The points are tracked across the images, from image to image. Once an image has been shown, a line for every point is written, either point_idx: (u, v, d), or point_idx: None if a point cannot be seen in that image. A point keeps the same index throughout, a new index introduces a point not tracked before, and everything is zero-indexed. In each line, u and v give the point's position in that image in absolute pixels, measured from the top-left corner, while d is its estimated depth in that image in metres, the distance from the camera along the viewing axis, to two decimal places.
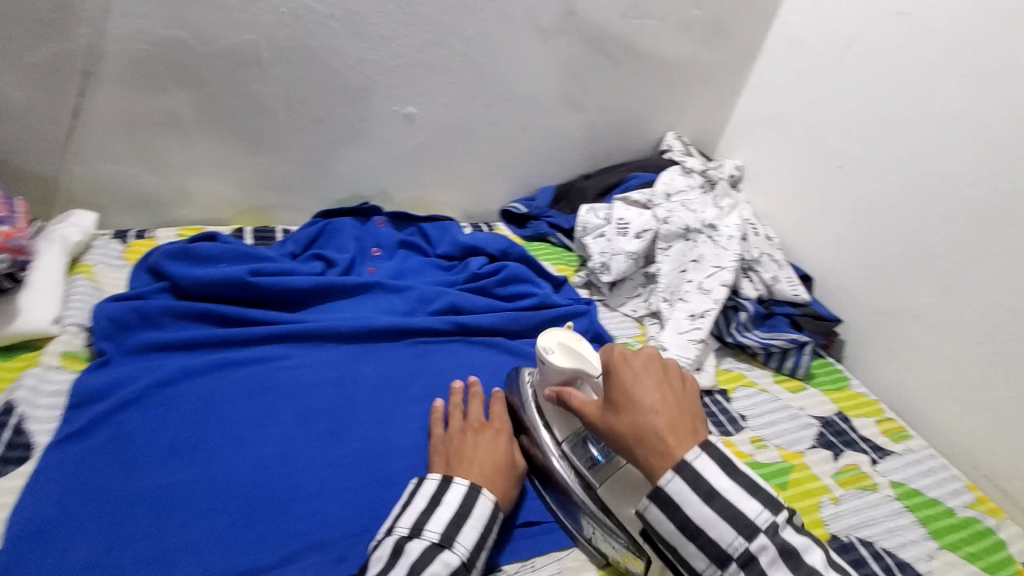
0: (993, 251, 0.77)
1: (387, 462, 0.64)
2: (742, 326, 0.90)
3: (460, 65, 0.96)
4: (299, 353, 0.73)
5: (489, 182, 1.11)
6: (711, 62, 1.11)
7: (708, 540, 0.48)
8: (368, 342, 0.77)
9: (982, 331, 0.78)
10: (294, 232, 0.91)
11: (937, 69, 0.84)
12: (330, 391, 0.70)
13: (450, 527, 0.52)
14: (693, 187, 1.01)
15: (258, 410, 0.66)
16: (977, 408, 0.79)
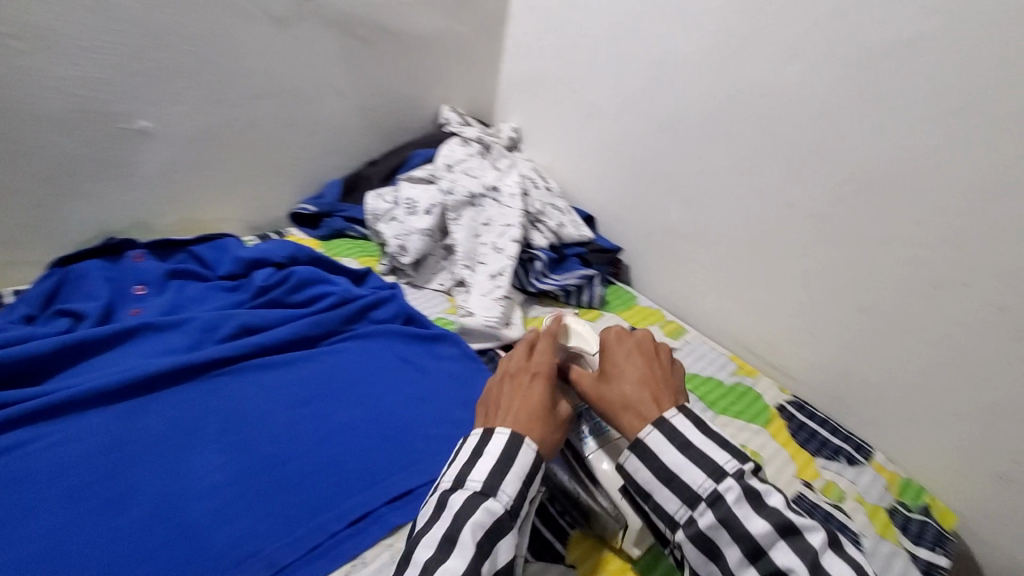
0: (706, 165, 0.92)
1: (186, 510, 0.57)
2: (540, 274, 0.97)
3: (192, 66, 0.86)
4: (54, 430, 0.62)
5: (267, 187, 1.04)
6: (465, 32, 1.15)
7: (681, 483, 0.52)
8: (145, 392, 0.68)
9: (715, 231, 0.94)
10: (21, 292, 0.76)
11: (640, 17, 0.96)
12: (103, 455, 0.61)
13: (493, 475, 0.52)
14: (472, 155, 1.05)
15: (6, 509, 0.55)
16: (725, 295, 0.95)
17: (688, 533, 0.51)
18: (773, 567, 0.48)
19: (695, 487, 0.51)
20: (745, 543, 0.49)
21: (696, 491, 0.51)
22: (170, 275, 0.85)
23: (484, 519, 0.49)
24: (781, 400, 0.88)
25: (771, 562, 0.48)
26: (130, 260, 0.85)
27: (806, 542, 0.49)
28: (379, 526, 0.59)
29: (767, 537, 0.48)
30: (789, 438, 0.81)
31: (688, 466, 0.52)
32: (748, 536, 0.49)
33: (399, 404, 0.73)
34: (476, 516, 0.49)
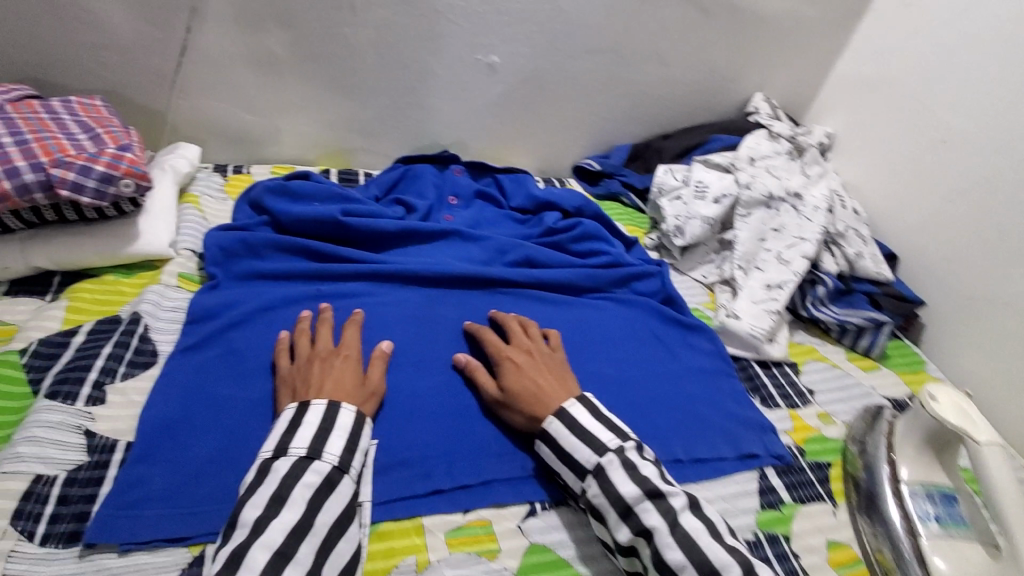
0: None
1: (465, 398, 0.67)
2: (819, 301, 0.88)
3: (548, 14, 0.93)
4: (383, 292, 0.76)
5: (566, 138, 1.10)
6: (813, 20, 1.04)
7: (575, 459, 0.57)
8: (447, 287, 0.79)
9: None
10: (376, 176, 0.94)
11: None
12: (413, 328, 0.73)
13: (314, 440, 0.53)
14: (779, 153, 0.98)
15: (348, 340, 0.70)
16: None
17: (585, 502, 0.56)
18: (641, 526, 0.52)
19: (584, 461, 0.56)
20: (618, 504, 0.54)
21: (585, 465, 0.56)
22: (476, 194, 0.97)
23: (314, 481, 0.50)
24: None
25: (641, 524, 0.52)
26: (451, 172, 0.98)
27: (670, 504, 0.53)
28: None
29: (637, 502, 0.53)
30: None
31: (579, 446, 0.57)
32: (620, 498, 0.53)
33: (648, 378, 0.73)
34: (304, 477, 0.50)
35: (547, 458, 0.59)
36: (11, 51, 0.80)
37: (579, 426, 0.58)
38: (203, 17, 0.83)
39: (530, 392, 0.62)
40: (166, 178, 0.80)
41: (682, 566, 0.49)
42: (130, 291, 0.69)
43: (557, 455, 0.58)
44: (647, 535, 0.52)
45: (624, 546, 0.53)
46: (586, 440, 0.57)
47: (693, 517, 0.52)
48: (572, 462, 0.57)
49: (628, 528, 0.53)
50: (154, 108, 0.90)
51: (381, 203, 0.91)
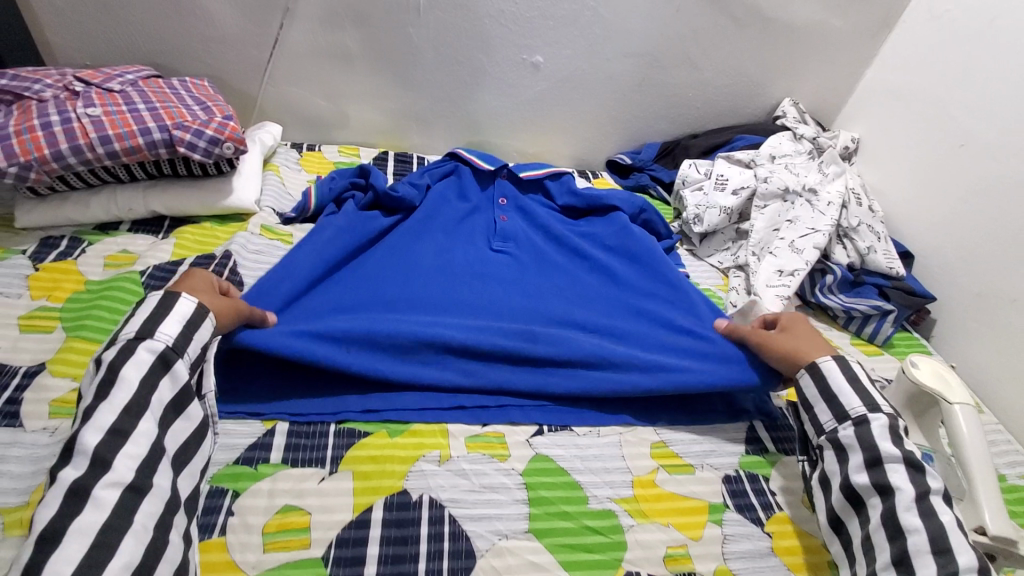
0: None
1: (490, 369, 0.70)
2: (827, 289, 0.94)
3: (589, 20, 1.03)
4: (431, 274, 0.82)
5: (601, 133, 1.20)
6: (843, 30, 1.11)
7: (838, 402, 0.64)
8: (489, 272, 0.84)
9: None
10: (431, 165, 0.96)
11: None
12: (453, 299, 0.78)
13: (147, 322, 0.55)
14: (800, 153, 1.04)
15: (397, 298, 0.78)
16: None
17: (828, 437, 0.64)
18: (884, 480, 0.58)
19: (851, 408, 0.63)
20: (868, 452, 0.60)
21: (849, 410, 0.63)
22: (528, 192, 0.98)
23: (149, 356, 0.53)
24: None
25: (886, 479, 0.58)
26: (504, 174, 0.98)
27: (925, 481, 0.57)
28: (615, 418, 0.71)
29: (891, 460, 0.58)
30: None
31: (849, 394, 0.64)
32: (875, 453, 0.59)
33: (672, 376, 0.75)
34: (138, 355, 0.53)
35: (807, 390, 0.67)
36: (144, 41, 0.99)
37: (859, 380, 0.64)
38: (294, 16, 0.99)
39: (789, 350, 0.69)
40: (256, 149, 0.95)
41: (917, 529, 0.55)
42: (222, 236, 0.84)
43: (820, 391, 0.66)
44: (885, 489, 0.58)
45: (856, 489, 0.60)
46: (864, 397, 0.63)
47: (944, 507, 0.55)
48: (834, 401, 0.64)
49: (870, 475, 0.59)
50: (247, 92, 1.07)
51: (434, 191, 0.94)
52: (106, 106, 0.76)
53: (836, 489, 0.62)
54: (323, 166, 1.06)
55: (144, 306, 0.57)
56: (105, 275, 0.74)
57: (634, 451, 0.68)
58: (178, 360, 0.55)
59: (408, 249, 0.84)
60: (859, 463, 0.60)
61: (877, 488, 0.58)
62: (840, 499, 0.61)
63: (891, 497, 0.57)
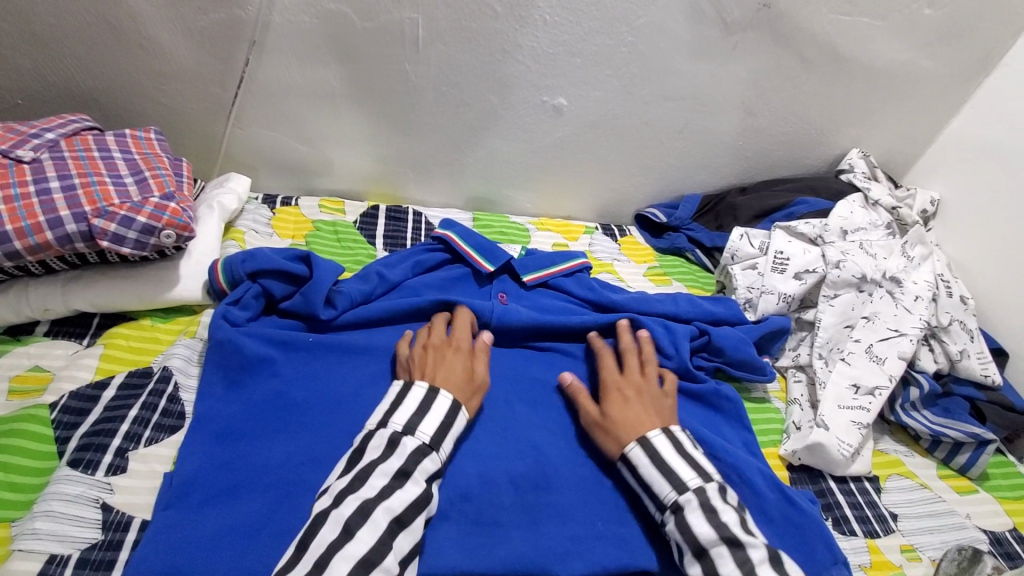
0: None
1: (492, 550, 0.57)
2: (910, 404, 0.77)
3: (625, 57, 0.85)
4: None
5: (631, 184, 1.02)
6: (930, 72, 0.91)
7: (654, 491, 0.58)
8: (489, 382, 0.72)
9: None
10: (415, 254, 0.84)
11: None
12: None
13: (437, 434, 0.57)
14: (876, 226, 0.87)
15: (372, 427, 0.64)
16: None
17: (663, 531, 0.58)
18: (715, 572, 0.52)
19: (661, 496, 0.57)
20: (693, 542, 0.54)
21: (662, 499, 0.57)
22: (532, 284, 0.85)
23: (430, 468, 0.55)
24: None
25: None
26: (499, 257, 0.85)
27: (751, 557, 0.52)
28: None
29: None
30: None
31: (659, 479, 0.58)
32: (696, 540, 0.54)
33: None
34: (424, 463, 0.55)
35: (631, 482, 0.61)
36: (78, 76, 0.80)
37: (662, 459, 0.59)
38: (262, 49, 0.80)
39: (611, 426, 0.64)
40: (211, 216, 0.78)
41: None
42: (164, 340, 0.67)
43: (641, 483, 0.60)
44: None
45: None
46: (694, 466, 0.59)
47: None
48: (651, 493, 0.58)
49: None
50: (210, 135, 0.89)
51: (417, 284, 0.81)
52: (7, 186, 0.60)
53: None
54: (299, 226, 0.89)
55: (439, 411, 0.59)
56: (6, 408, 0.58)
57: None
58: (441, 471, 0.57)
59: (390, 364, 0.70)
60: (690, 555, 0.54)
61: None
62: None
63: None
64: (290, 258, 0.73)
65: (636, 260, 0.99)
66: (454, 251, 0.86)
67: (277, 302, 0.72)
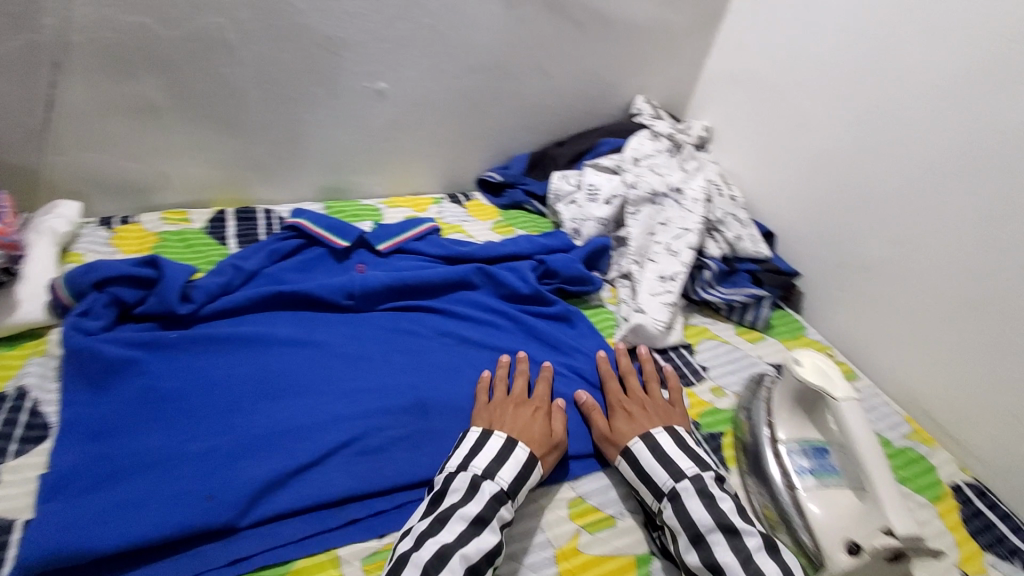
0: (915, 206, 0.85)
1: (377, 467, 0.64)
2: (707, 284, 0.96)
3: (429, 38, 0.96)
4: (289, 356, 0.74)
5: (465, 153, 1.14)
6: (678, 24, 1.13)
7: (652, 481, 0.64)
8: (359, 338, 0.79)
9: (904, 277, 0.87)
10: (270, 244, 0.89)
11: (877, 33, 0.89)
12: (322, 391, 0.71)
13: (514, 483, 0.61)
14: (660, 151, 1.06)
15: (250, 396, 0.68)
16: (901, 347, 0.88)
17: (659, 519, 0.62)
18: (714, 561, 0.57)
19: (659, 483, 0.63)
20: (690, 530, 0.59)
21: (660, 486, 0.63)
22: (388, 252, 0.93)
23: (505, 515, 0.58)
24: (959, 479, 0.79)
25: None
26: (352, 233, 0.92)
27: (745, 544, 0.58)
28: None
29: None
30: (959, 522, 0.73)
31: (655, 467, 0.64)
32: (694, 526, 0.59)
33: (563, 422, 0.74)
34: (501, 510, 0.58)
35: (627, 475, 0.66)
36: None
37: (664, 453, 0.65)
38: (66, 69, 0.80)
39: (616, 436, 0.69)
40: (42, 241, 0.77)
41: None
42: (12, 364, 0.67)
43: (635, 473, 0.65)
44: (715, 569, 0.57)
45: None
46: (693, 458, 0.65)
47: (772, 561, 0.57)
48: (648, 480, 0.64)
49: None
50: (24, 166, 0.86)
51: (278, 270, 0.86)
52: None
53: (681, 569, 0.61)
54: (144, 240, 0.89)
55: (513, 463, 0.62)
56: None
57: (550, 518, 0.64)
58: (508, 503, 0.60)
59: (260, 341, 0.74)
60: (687, 543, 0.59)
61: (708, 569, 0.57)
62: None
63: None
64: (138, 263, 0.75)
65: (482, 219, 1.11)
66: (307, 235, 0.92)
67: (131, 308, 0.74)
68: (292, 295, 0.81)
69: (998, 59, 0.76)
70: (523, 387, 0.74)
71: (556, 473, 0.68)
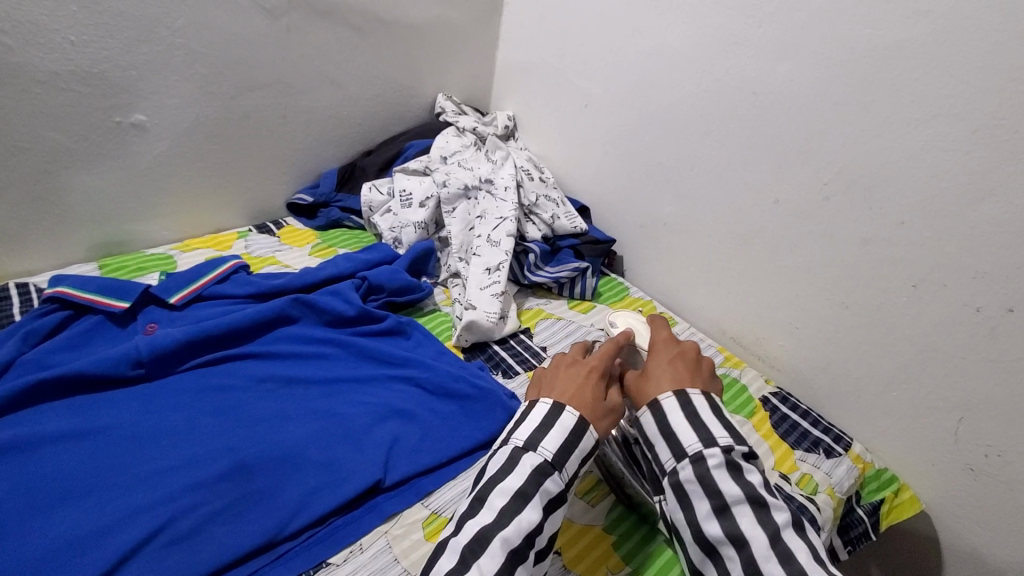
0: (688, 164, 0.94)
1: (195, 552, 0.56)
2: (533, 266, 0.99)
3: (184, 59, 0.86)
4: (66, 454, 0.62)
5: (265, 179, 1.05)
6: (460, 20, 1.14)
7: (676, 440, 0.59)
8: (158, 409, 0.69)
9: (694, 226, 0.97)
10: (24, 326, 0.74)
11: (626, 13, 0.96)
12: (114, 484, 0.60)
13: (560, 453, 0.58)
14: (467, 146, 1.07)
15: (13, 516, 0.56)
16: (705, 289, 0.99)
17: (671, 481, 0.58)
18: (735, 532, 0.55)
19: (685, 446, 0.58)
20: (716, 499, 0.55)
21: (683, 449, 0.58)
22: (184, 303, 0.82)
23: (552, 489, 0.57)
24: (765, 392, 0.90)
25: (737, 527, 0.55)
26: (133, 291, 0.80)
27: (772, 519, 0.55)
28: (376, 514, 0.63)
29: (738, 504, 0.55)
30: (770, 430, 0.84)
31: (685, 429, 0.59)
32: (721, 495, 0.55)
33: (407, 440, 0.71)
34: (546, 485, 0.56)
35: (648, 429, 0.61)
36: None
37: (698, 414, 0.60)
38: None
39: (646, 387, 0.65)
40: None
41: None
42: None
43: (659, 430, 0.60)
44: (737, 540, 0.54)
45: (711, 540, 0.56)
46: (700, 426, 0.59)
47: (732, 481, 0.56)
48: (672, 440, 0.59)
49: (721, 523, 0.55)
50: None
51: (39, 354, 0.72)
52: None
53: (691, 542, 0.57)
54: None
55: (561, 432, 0.59)
56: None
57: (403, 545, 0.61)
58: (552, 473, 0.58)
59: (22, 446, 0.61)
60: (708, 512, 0.56)
61: (730, 539, 0.55)
62: (697, 551, 0.57)
63: (746, 547, 0.54)
64: None
65: (298, 245, 1.03)
66: (74, 304, 0.77)
67: None
68: (61, 380, 0.68)
69: (720, 24, 0.85)
70: (580, 351, 0.70)
71: (406, 496, 0.66)
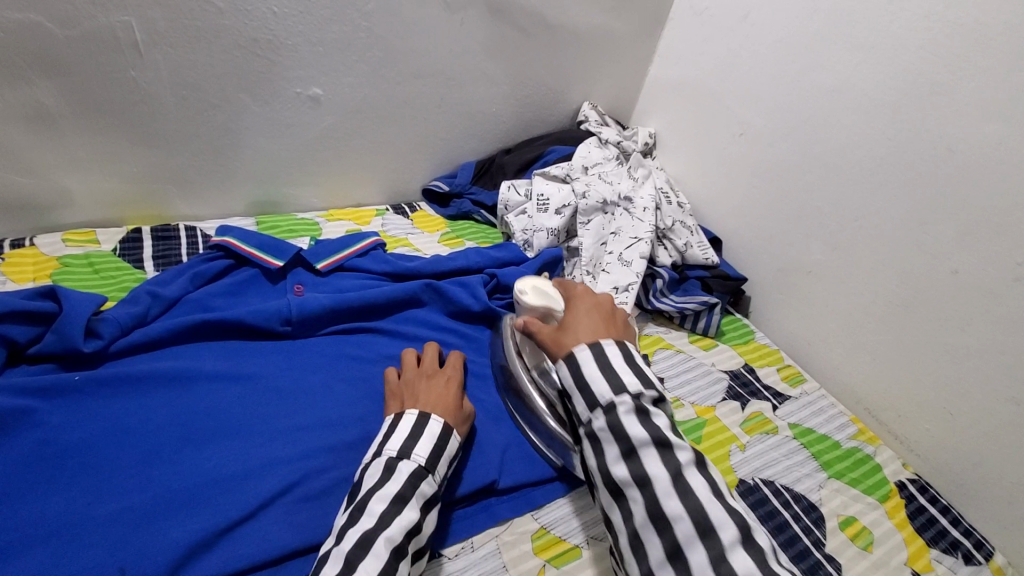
0: (852, 214, 0.87)
1: (324, 515, 0.59)
2: (659, 292, 0.96)
3: (365, 41, 0.90)
4: (220, 393, 0.66)
5: (408, 163, 1.08)
6: (622, 31, 1.12)
7: (591, 391, 0.54)
8: (299, 368, 0.72)
9: (845, 282, 0.89)
10: (193, 266, 0.80)
11: (809, 46, 0.90)
12: (258, 432, 0.64)
13: (432, 455, 0.58)
14: (609, 160, 1.07)
15: (173, 442, 0.61)
16: (844, 350, 0.91)
17: (586, 432, 0.53)
18: (641, 472, 0.49)
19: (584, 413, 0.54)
20: (623, 443, 0.51)
21: (597, 398, 0.53)
22: (327, 269, 0.86)
23: (427, 491, 0.55)
24: (902, 477, 0.82)
25: (643, 470, 0.49)
26: (287, 251, 0.85)
27: (676, 457, 0.50)
28: (488, 515, 0.64)
29: (646, 447, 0.50)
30: (906, 521, 0.76)
31: (596, 383, 0.54)
32: (629, 440, 0.50)
33: (522, 448, 0.71)
34: (421, 487, 0.55)
35: (564, 381, 0.56)
36: None
37: (608, 360, 0.55)
38: None
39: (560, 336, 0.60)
40: None
41: (681, 517, 0.47)
42: None
43: (574, 381, 0.55)
44: (644, 482, 0.49)
45: (618, 483, 0.51)
46: (609, 376, 0.53)
47: (640, 425, 0.51)
48: (585, 391, 0.54)
49: (628, 466, 0.50)
50: None
51: (203, 295, 0.78)
52: None
53: (602, 487, 0.52)
54: (43, 266, 0.79)
55: (429, 436, 0.59)
56: None
57: (512, 553, 0.61)
58: (427, 476, 0.56)
59: (184, 378, 0.66)
60: (617, 455, 0.51)
61: (636, 481, 0.49)
62: (607, 496, 0.52)
63: (652, 488, 0.49)
64: (31, 296, 0.66)
65: (429, 230, 1.06)
66: (236, 255, 0.83)
67: (24, 349, 0.65)
68: (222, 324, 0.73)
69: (925, 69, 0.77)
70: (433, 360, 0.72)
71: (517, 505, 0.65)
